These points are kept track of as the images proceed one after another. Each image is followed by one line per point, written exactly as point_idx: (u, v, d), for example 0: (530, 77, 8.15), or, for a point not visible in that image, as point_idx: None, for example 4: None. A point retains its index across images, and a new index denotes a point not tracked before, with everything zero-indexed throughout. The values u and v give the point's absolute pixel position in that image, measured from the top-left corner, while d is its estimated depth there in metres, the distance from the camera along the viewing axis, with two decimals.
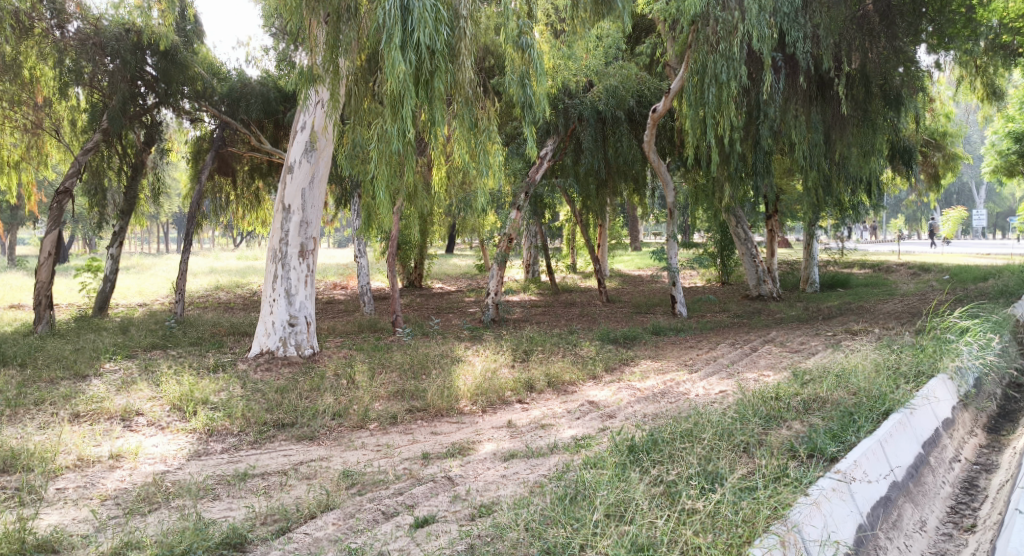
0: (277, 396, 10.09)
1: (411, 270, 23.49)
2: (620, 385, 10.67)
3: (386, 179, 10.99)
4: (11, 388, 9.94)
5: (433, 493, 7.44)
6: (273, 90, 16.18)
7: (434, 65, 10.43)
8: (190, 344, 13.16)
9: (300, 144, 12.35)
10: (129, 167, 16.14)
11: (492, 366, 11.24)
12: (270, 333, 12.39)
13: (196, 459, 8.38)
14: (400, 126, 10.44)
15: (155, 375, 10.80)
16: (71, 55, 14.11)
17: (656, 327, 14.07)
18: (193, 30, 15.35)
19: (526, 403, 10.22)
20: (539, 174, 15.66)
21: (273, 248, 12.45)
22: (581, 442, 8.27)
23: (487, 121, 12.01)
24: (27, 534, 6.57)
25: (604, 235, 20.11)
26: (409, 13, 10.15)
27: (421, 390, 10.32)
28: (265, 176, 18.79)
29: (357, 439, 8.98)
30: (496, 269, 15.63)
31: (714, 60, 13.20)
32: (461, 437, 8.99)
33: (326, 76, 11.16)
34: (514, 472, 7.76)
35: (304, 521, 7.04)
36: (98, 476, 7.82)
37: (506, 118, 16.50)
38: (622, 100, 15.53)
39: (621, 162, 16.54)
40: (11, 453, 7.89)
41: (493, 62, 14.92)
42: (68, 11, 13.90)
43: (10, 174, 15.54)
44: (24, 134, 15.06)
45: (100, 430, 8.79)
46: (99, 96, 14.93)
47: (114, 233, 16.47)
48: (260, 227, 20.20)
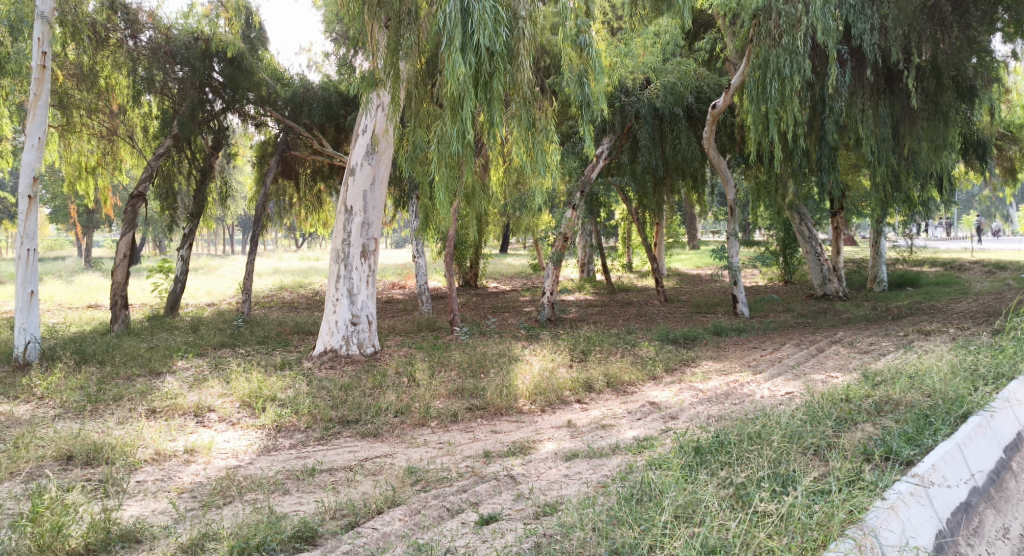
0: (341, 393, 10.28)
1: (467, 269, 23.66)
2: (681, 385, 10.60)
3: (445, 180, 11.10)
4: (92, 385, 10.31)
5: (496, 491, 7.50)
6: (334, 94, 16.51)
7: (493, 66, 10.49)
8: (258, 344, 13.42)
9: (361, 148, 12.49)
10: (198, 170, 16.56)
11: (550, 365, 11.23)
12: (333, 332, 12.60)
13: (265, 455, 8.58)
14: (460, 127, 10.62)
15: (225, 372, 11.07)
16: (144, 64, 14.61)
17: (717, 327, 13.90)
18: (257, 37, 15.65)
19: (585, 403, 10.22)
20: (595, 173, 15.60)
21: (335, 249, 12.65)
22: (644, 443, 8.24)
23: (545, 120, 12.01)
24: (112, 524, 6.82)
25: (661, 234, 19.94)
26: (468, 15, 10.21)
27: (480, 389, 10.39)
28: (326, 178, 19.12)
29: (419, 436, 9.10)
30: (552, 268, 15.62)
31: (777, 55, 12.93)
32: (521, 436, 9.03)
33: (387, 79, 11.34)
34: (576, 472, 7.77)
35: (372, 516, 7.17)
36: (174, 469, 8.07)
37: (562, 118, 16.51)
38: (680, 97, 15.26)
39: (679, 159, 16.23)
40: (93, 446, 8.17)
41: (549, 62, 14.94)
42: (140, 20, 14.33)
43: (88, 180, 16.08)
44: (100, 140, 15.65)
45: (175, 426, 9.06)
46: (169, 102, 15.37)
47: (183, 235, 16.92)
48: (321, 227, 20.48)
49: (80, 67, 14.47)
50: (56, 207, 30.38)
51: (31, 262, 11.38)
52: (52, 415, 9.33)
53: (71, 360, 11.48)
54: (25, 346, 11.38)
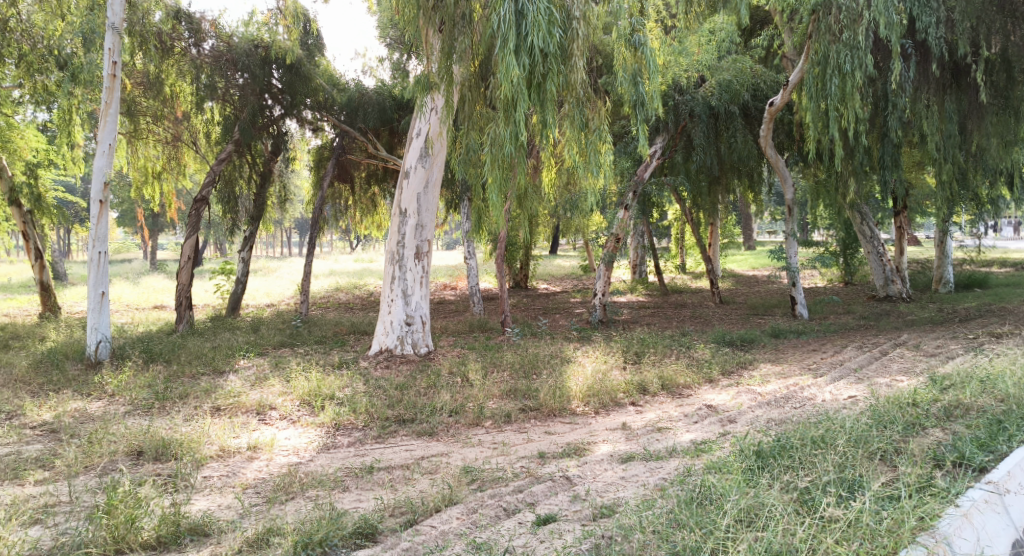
0: (397, 392, 10.39)
1: (517, 270, 23.73)
2: (739, 389, 10.44)
3: (498, 183, 11.19)
4: (159, 382, 10.61)
5: (552, 492, 7.50)
6: (389, 98, 16.67)
7: (546, 67, 10.58)
8: (316, 344, 13.65)
9: (415, 151, 12.60)
10: (258, 175, 16.91)
11: (603, 367, 11.16)
12: (388, 332, 12.74)
13: (325, 452, 8.71)
14: (512, 129, 10.71)
15: (285, 370, 11.29)
16: (207, 71, 14.91)
17: (775, 329, 13.68)
18: (315, 43, 15.97)
19: (639, 406, 10.15)
20: (647, 173, 15.52)
21: (390, 250, 12.79)
22: (701, 447, 8.14)
23: (598, 121, 11.97)
24: (181, 517, 7.01)
25: (717, 235, 19.71)
26: (522, 18, 10.23)
27: (533, 390, 10.39)
28: (381, 181, 19.36)
29: (473, 436, 9.14)
30: (604, 269, 15.55)
31: (837, 50, 12.67)
32: (575, 437, 9.01)
33: (441, 83, 11.42)
34: (633, 474, 7.71)
35: (429, 514, 7.24)
36: (238, 465, 8.24)
37: (615, 118, 16.40)
38: (736, 94, 15.04)
39: (735, 158, 15.92)
40: (162, 442, 8.39)
41: (602, 62, 14.89)
42: (203, 29, 14.75)
43: (154, 185, 16.65)
44: (165, 146, 16.16)
45: (238, 423, 9.25)
46: (230, 109, 15.68)
47: (244, 238, 17.30)
48: (375, 230, 20.67)
49: (146, 75, 15.01)
50: (124, 211, 31.34)
51: (102, 264, 11.75)
52: (123, 412, 9.62)
53: (140, 359, 11.82)
54: (96, 345, 11.74)
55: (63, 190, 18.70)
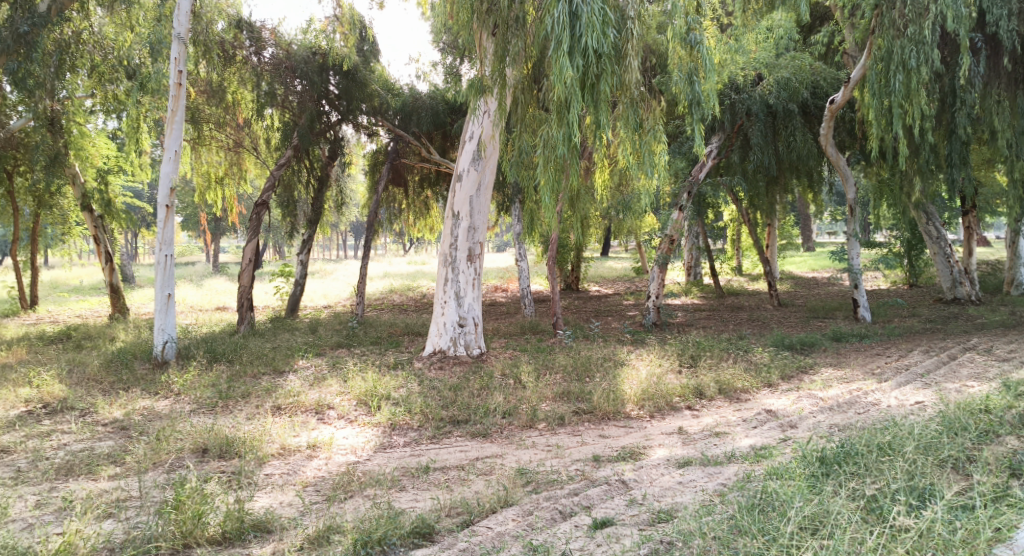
0: (450, 393, 10.42)
1: (569, 273, 23.67)
2: (800, 393, 10.23)
3: (550, 184, 11.18)
4: (222, 381, 10.85)
5: (608, 496, 7.44)
6: (441, 102, 16.80)
7: (600, 68, 10.49)
8: (372, 344, 13.83)
9: (468, 154, 12.64)
10: (316, 179, 17.16)
11: (658, 370, 11.01)
12: (441, 333, 12.81)
13: (382, 452, 8.79)
14: (565, 130, 10.71)
15: (342, 370, 11.44)
16: (266, 78, 15.28)
17: (836, 332, 13.36)
18: (371, 49, 16.06)
19: (696, 410, 10.01)
20: (702, 174, 15.29)
21: (443, 253, 12.86)
22: (761, 452, 7.99)
23: (653, 121, 11.86)
24: (245, 513, 7.14)
25: (774, 236, 19.37)
26: (576, 19, 10.18)
27: (587, 393, 10.33)
28: (434, 185, 19.51)
29: (527, 438, 9.12)
30: (658, 270, 15.40)
31: (902, 46, 12.28)
32: (630, 441, 8.93)
33: (494, 86, 11.48)
34: (691, 479, 7.60)
35: (485, 515, 7.26)
36: (299, 463, 8.37)
37: (669, 118, 16.19)
38: (795, 92, 14.77)
39: (794, 158, 15.60)
40: (226, 439, 8.57)
41: (656, 61, 14.77)
42: (264, 38, 15.13)
43: (216, 190, 16.98)
44: (227, 152, 16.49)
45: (298, 422, 9.39)
46: (289, 115, 15.91)
47: (302, 242, 17.58)
48: (428, 233, 20.75)
49: (210, 83, 15.34)
50: (187, 215, 32.13)
51: (168, 266, 12.03)
52: (188, 410, 9.85)
53: (204, 359, 12.08)
54: (163, 346, 12.01)
55: (131, 194, 18.99)
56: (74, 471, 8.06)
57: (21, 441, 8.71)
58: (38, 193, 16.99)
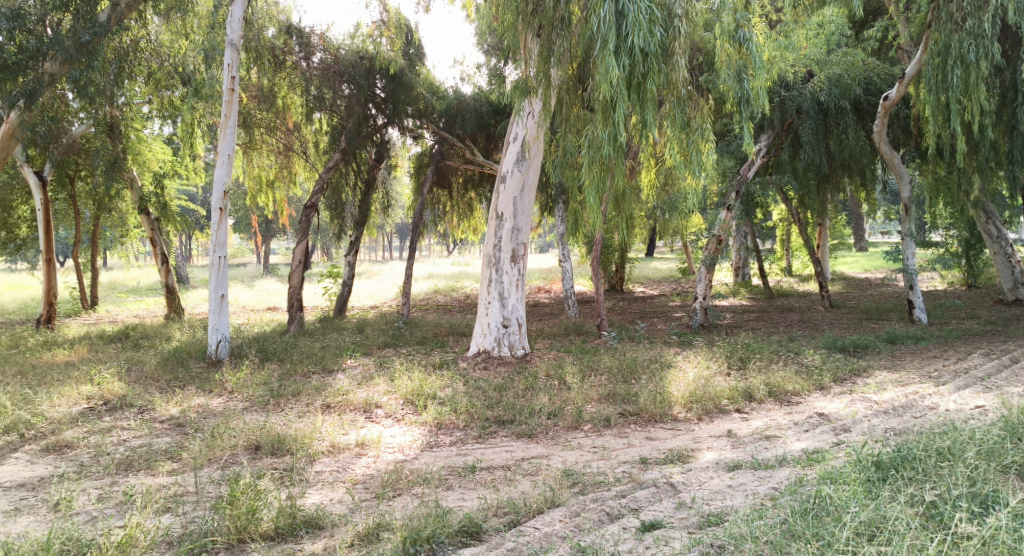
0: (495, 393, 10.41)
1: (613, 273, 23.55)
2: (854, 397, 10.01)
3: (595, 184, 11.08)
4: (274, 380, 11.00)
5: (657, 498, 7.36)
6: (486, 104, 16.80)
7: (646, 67, 10.39)
8: (418, 344, 13.92)
9: (512, 155, 12.62)
10: (362, 182, 17.34)
11: (706, 372, 10.85)
12: (486, 334, 12.82)
13: (429, 451, 8.82)
14: (611, 130, 10.64)
15: (389, 370, 11.52)
16: (315, 83, 15.53)
17: (891, 335, 13.04)
18: (416, 52, 16.16)
19: (745, 413, 9.86)
20: (751, 173, 14.96)
21: (487, 254, 12.86)
22: (814, 456, 7.83)
23: (700, 120, 11.72)
24: (297, 510, 7.23)
25: (825, 236, 19.04)
26: (623, 18, 10.14)
27: (633, 394, 10.24)
28: (478, 186, 19.56)
29: (573, 439, 9.08)
30: (705, 271, 15.22)
31: (959, 40, 12.01)
32: (678, 444, 8.83)
33: (538, 86, 11.48)
34: (740, 483, 7.47)
35: (533, 515, 7.24)
36: (348, 461, 8.44)
37: (717, 116, 15.96)
38: (847, 89, 14.48)
39: (846, 155, 15.30)
40: (277, 437, 8.68)
41: (703, 59, 14.61)
42: (312, 43, 15.31)
43: (267, 194, 17.45)
44: (277, 155, 16.91)
45: (347, 421, 9.47)
46: (337, 119, 16.16)
47: (350, 244, 17.76)
48: (471, 235, 20.78)
49: (261, 89, 15.80)
50: (239, 217, 32.72)
51: (221, 268, 12.27)
52: (242, 408, 10.01)
53: (257, 358, 12.29)
54: (217, 345, 12.23)
55: (186, 198, 19.40)
56: (133, 466, 8.24)
57: (83, 437, 8.93)
58: (99, 197, 17.51)
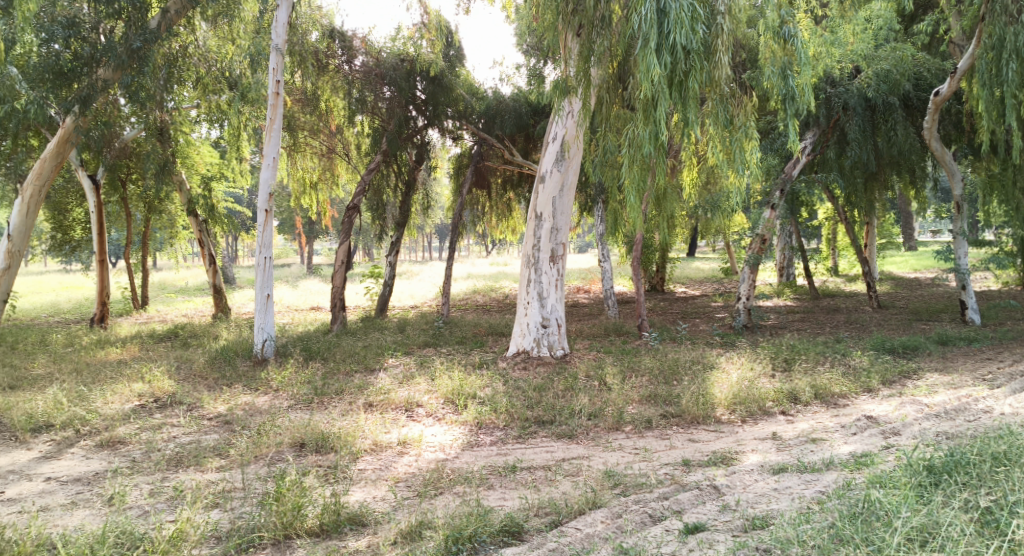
0: (535, 394, 10.37)
1: (654, 273, 23.36)
2: (903, 399, 9.79)
3: (636, 184, 11.00)
4: (317, 379, 11.10)
5: (700, 501, 7.27)
6: (525, 104, 16.73)
7: (689, 65, 10.24)
8: (458, 344, 13.93)
9: (551, 155, 12.59)
10: (403, 183, 17.44)
11: (749, 374, 10.68)
12: (525, 334, 12.79)
13: (470, 450, 8.82)
14: (652, 129, 10.52)
15: (430, 369, 11.55)
16: (357, 86, 15.66)
17: (942, 336, 12.72)
18: (456, 54, 16.20)
19: (790, 415, 9.69)
20: (795, 171, 14.69)
21: (526, 254, 12.84)
22: (862, 460, 7.66)
23: (744, 117, 11.53)
24: (341, 507, 7.29)
25: (872, 236, 18.68)
26: (665, 16, 10.01)
27: (674, 396, 10.12)
28: (516, 186, 19.53)
29: (614, 440, 9.00)
30: (749, 271, 15.01)
31: (1014, 33, 11.73)
32: (721, 446, 8.71)
33: (579, 86, 11.43)
34: (786, 486, 7.34)
35: (574, 516, 7.19)
36: (390, 459, 8.47)
37: (760, 114, 15.72)
38: (896, 85, 14.21)
39: (895, 153, 14.97)
40: (321, 434, 8.75)
41: (746, 56, 14.42)
42: (354, 46, 15.48)
43: (311, 195, 17.65)
44: (320, 158, 17.08)
45: (388, 419, 9.52)
46: (378, 121, 16.26)
47: (391, 244, 17.87)
48: (510, 235, 20.76)
49: (305, 92, 15.97)
50: (283, 218, 33.15)
51: (267, 268, 12.45)
52: (287, 406, 10.12)
53: (301, 357, 12.43)
54: (263, 344, 12.36)
55: (232, 200, 19.68)
56: (183, 462, 8.36)
57: (135, 433, 9.09)
58: (149, 199, 17.89)
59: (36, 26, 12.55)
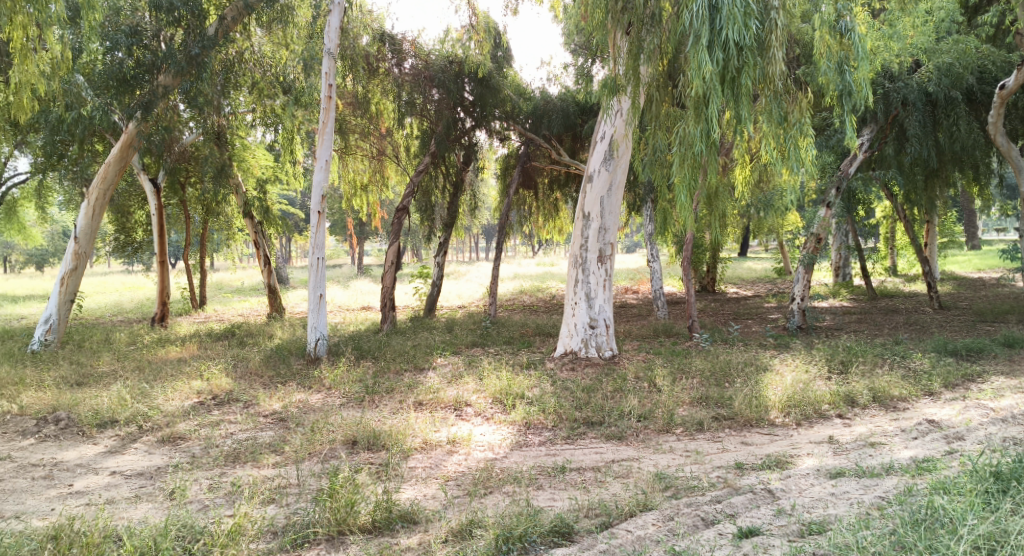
0: (584, 395, 10.27)
1: (705, 274, 23.04)
2: (967, 403, 9.47)
3: (687, 183, 10.81)
4: (367, 378, 11.17)
5: (754, 505, 7.10)
6: (573, 103, 16.56)
7: (742, 61, 10.04)
8: (505, 344, 13.90)
9: (599, 154, 12.48)
10: (451, 184, 17.49)
11: (804, 376, 10.42)
12: (573, 334, 12.70)
13: (518, 450, 8.77)
14: (703, 127, 10.35)
15: (478, 369, 11.53)
16: (407, 89, 15.76)
17: (1008, 338, 12.30)
18: (504, 55, 16.23)
19: (848, 418, 9.44)
20: (852, 168, 14.29)
21: (574, 254, 12.76)
22: (924, 465, 7.42)
23: (798, 113, 11.30)
24: (393, 504, 7.30)
25: (933, 235, 18.17)
26: (717, 12, 9.84)
27: (727, 398, 9.94)
28: (564, 187, 19.42)
29: (665, 443, 8.87)
30: (803, 271, 14.69)
31: None
32: (776, 449, 8.52)
33: (628, 84, 11.31)
34: (844, 491, 7.13)
35: (625, 518, 7.10)
36: (440, 458, 8.47)
37: (815, 110, 15.41)
38: (958, 78, 13.78)
39: (957, 149, 14.55)
40: (372, 432, 8.79)
41: (801, 52, 14.10)
42: (404, 49, 15.50)
43: (361, 197, 17.80)
44: (370, 160, 17.20)
45: (438, 418, 9.53)
46: (426, 123, 16.39)
47: (439, 245, 17.92)
48: (557, 235, 20.62)
49: (355, 96, 16.13)
50: (335, 219, 33.55)
51: (319, 269, 12.60)
52: (339, 404, 10.19)
53: (353, 356, 12.52)
54: (315, 343, 12.47)
55: (285, 201, 19.98)
56: (240, 458, 8.47)
57: (194, 429, 9.25)
58: (206, 202, 18.25)
59: (101, 34, 12.87)
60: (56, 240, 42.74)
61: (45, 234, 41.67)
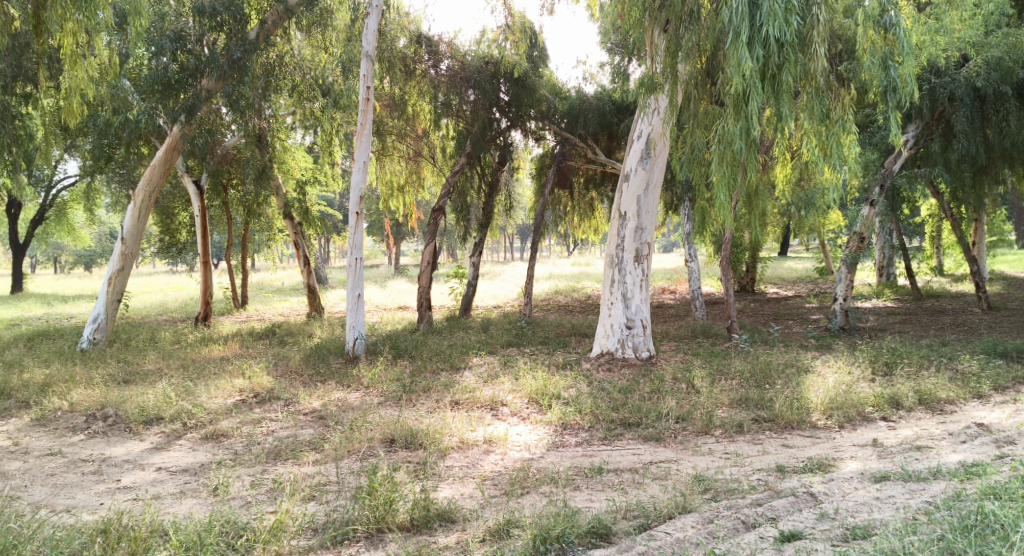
0: (621, 396, 10.17)
1: (744, 273, 22.75)
2: (1017, 407, 9.19)
3: (726, 182, 10.66)
4: (404, 377, 11.19)
5: (796, 508, 6.96)
6: (608, 102, 16.43)
7: (782, 57, 9.85)
8: (541, 344, 13.84)
9: (636, 153, 12.36)
10: (487, 184, 17.48)
11: (847, 378, 10.21)
12: (609, 334, 12.60)
13: (555, 450, 8.71)
14: (743, 125, 10.20)
15: (514, 369, 11.48)
16: (442, 90, 15.96)
17: None
18: (540, 54, 16.19)
19: (892, 421, 9.22)
20: (897, 165, 14.01)
21: (610, 254, 12.67)
22: (973, 469, 7.22)
23: (841, 111, 11.03)
24: (430, 503, 7.28)
25: (980, 234, 17.72)
26: (757, 8, 9.68)
27: (767, 400, 9.77)
28: (600, 186, 19.30)
29: (704, 445, 8.74)
30: (845, 271, 14.41)
31: None
32: (818, 452, 8.35)
33: (665, 82, 11.19)
34: (890, 496, 6.95)
35: (664, 520, 7.00)
36: (476, 458, 8.44)
37: (858, 107, 15.16)
38: (1008, 72, 13.28)
39: (1006, 146, 14.19)
40: (410, 431, 8.80)
41: (844, 48, 13.81)
42: (440, 51, 15.63)
43: (398, 198, 17.86)
44: (407, 161, 17.22)
45: (474, 418, 9.51)
46: (463, 124, 16.43)
47: (474, 245, 17.91)
48: (592, 235, 20.54)
49: (393, 97, 16.20)
50: (373, 220, 33.76)
51: (357, 269, 12.66)
52: (377, 403, 10.21)
53: (390, 355, 12.54)
54: (354, 342, 12.53)
55: (323, 201, 20.15)
56: (281, 455, 8.53)
57: (236, 426, 9.34)
58: (247, 203, 18.47)
59: (147, 40, 13.01)
60: (104, 240, 43.58)
61: (93, 235, 42.52)
